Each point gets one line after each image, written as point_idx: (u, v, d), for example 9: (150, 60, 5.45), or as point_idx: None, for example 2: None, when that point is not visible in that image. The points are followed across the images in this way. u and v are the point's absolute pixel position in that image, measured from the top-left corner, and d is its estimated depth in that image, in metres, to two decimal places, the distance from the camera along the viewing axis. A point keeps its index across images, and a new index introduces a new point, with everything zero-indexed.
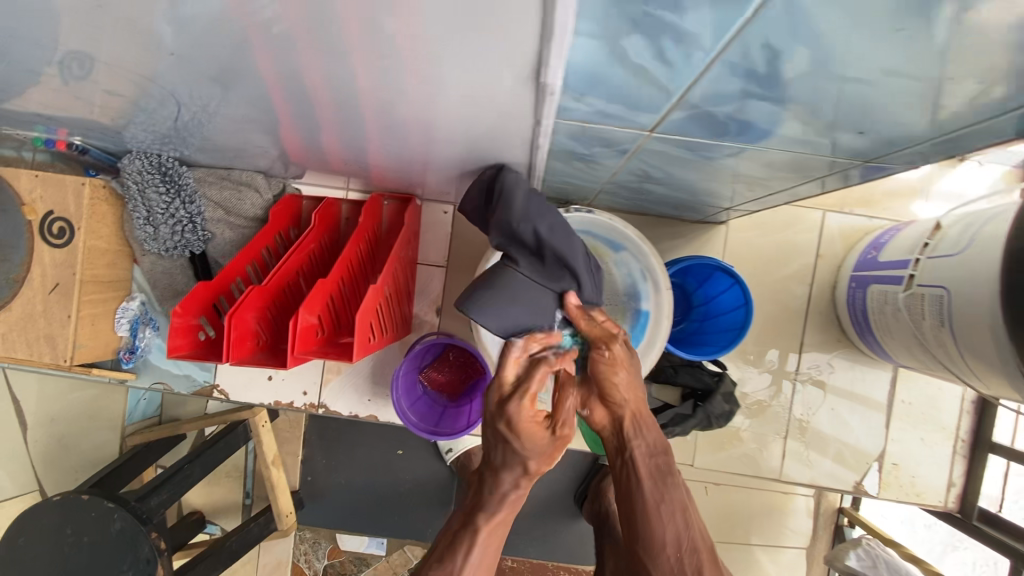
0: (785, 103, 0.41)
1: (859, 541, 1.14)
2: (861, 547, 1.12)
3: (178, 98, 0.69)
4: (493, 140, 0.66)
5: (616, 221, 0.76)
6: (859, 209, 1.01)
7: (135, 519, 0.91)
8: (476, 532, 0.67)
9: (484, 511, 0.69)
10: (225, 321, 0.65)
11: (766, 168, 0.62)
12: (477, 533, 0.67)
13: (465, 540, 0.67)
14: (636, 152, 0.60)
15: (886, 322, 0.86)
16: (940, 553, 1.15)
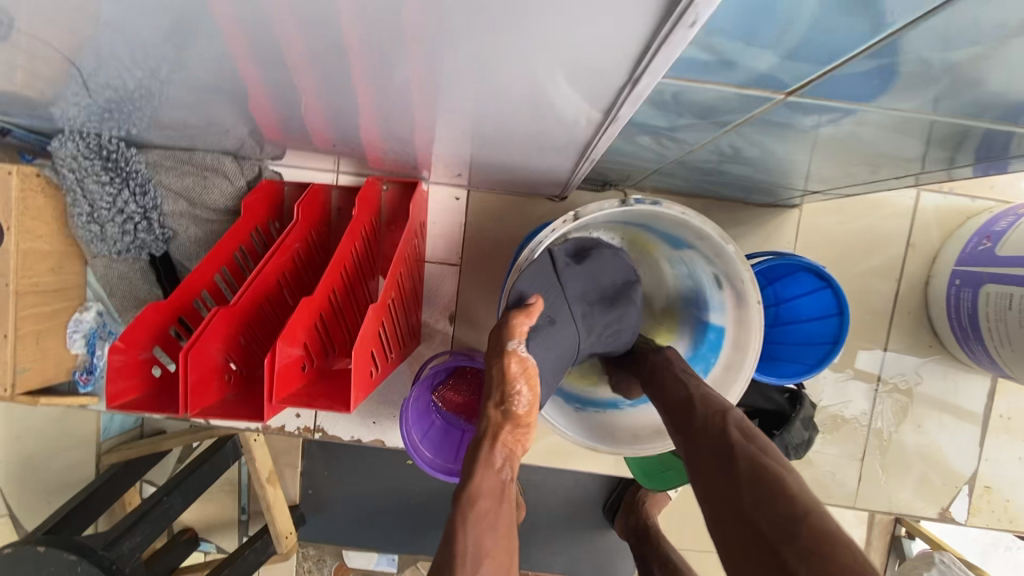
0: None
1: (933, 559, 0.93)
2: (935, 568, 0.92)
3: (105, 58, 0.50)
4: (536, 113, 0.48)
5: (693, 215, 0.56)
6: (960, 188, 0.84)
7: (101, 573, 0.77)
8: (483, 519, 0.49)
9: (485, 492, 0.50)
10: (179, 362, 0.49)
11: (915, 142, 0.45)
12: (483, 517, 0.49)
13: (469, 524, 0.48)
14: (743, 125, 0.43)
15: (1007, 331, 0.70)
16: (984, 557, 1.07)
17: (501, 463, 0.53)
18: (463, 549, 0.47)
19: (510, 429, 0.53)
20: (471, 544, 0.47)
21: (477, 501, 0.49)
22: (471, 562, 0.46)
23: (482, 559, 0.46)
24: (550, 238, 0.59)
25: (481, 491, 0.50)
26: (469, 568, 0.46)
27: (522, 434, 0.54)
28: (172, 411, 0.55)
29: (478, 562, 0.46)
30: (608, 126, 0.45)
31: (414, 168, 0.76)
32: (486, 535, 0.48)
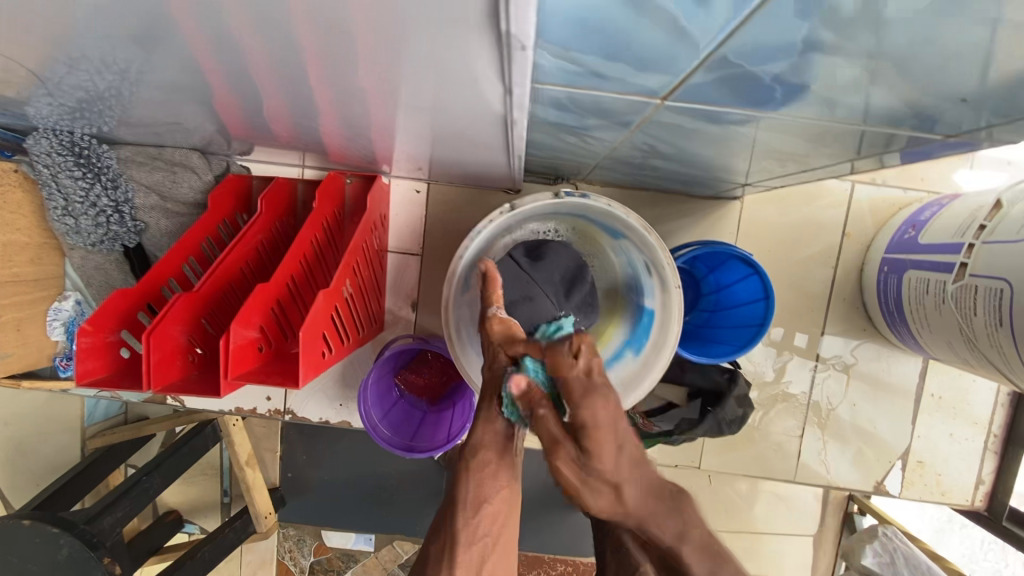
0: (862, 42, 0.28)
1: (875, 532, 0.96)
2: (878, 541, 0.95)
3: (70, 65, 0.55)
4: (466, 110, 0.53)
5: (617, 206, 0.62)
6: (893, 179, 0.89)
7: (83, 546, 0.82)
8: (485, 468, 0.48)
9: (485, 443, 0.49)
10: (141, 341, 0.54)
11: (805, 140, 0.49)
12: (488, 471, 0.48)
13: (470, 473, 0.47)
14: (642, 125, 0.47)
15: (925, 313, 0.75)
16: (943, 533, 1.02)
17: (501, 411, 0.52)
18: (463, 496, 0.47)
19: (501, 384, 0.54)
20: (472, 491, 0.47)
21: (478, 451, 0.48)
22: (472, 508, 0.46)
23: (483, 501, 0.47)
24: (488, 226, 0.65)
25: (481, 442, 0.48)
26: (470, 512, 0.46)
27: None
28: (134, 388, 0.59)
29: (478, 506, 0.47)
30: (512, 122, 0.49)
31: (372, 162, 0.80)
32: (489, 485, 0.48)
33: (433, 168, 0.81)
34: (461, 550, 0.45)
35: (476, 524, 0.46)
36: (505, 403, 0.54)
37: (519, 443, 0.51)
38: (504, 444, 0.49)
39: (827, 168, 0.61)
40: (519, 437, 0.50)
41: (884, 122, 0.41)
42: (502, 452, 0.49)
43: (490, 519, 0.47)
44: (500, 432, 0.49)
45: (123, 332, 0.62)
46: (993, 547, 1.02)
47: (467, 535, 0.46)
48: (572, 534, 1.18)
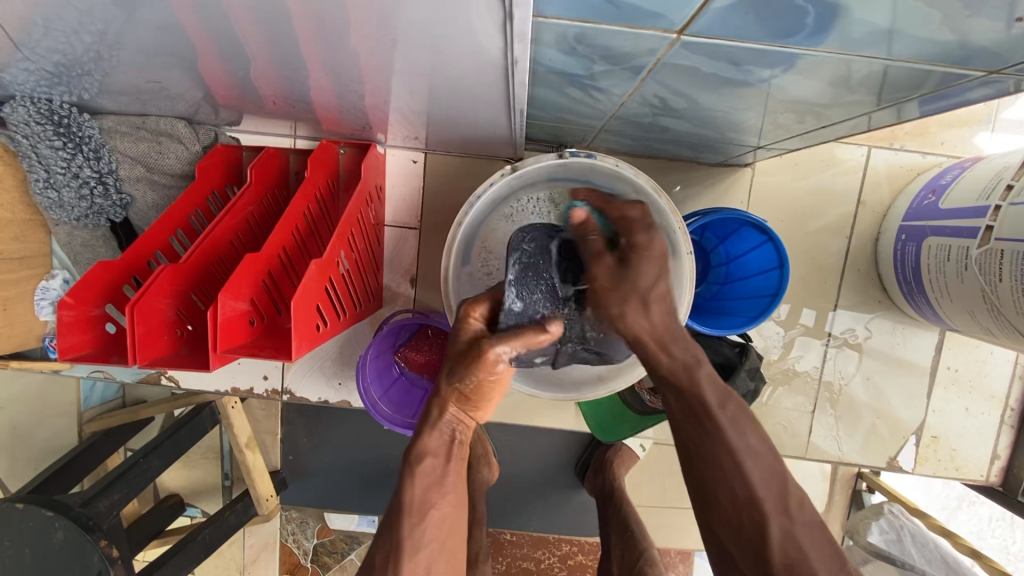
0: None
1: (881, 511, 0.93)
2: (884, 517, 0.92)
3: (41, 26, 0.51)
4: (464, 63, 0.49)
5: (626, 166, 0.61)
6: (911, 144, 0.85)
7: (78, 529, 0.80)
8: (429, 475, 0.56)
9: (432, 451, 0.57)
10: (125, 312, 0.52)
11: (833, 88, 0.46)
12: (432, 479, 0.56)
13: (414, 481, 0.56)
14: (655, 70, 0.44)
15: (945, 282, 0.72)
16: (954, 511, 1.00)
17: (448, 429, 0.58)
18: (408, 504, 0.55)
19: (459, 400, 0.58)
20: (416, 498, 0.55)
21: (424, 460, 0.56)
22: (417, 515, 0.55)
23: (427, 509, 0.55)
24: (488, 191, 0.62)
25: (429, 450, 0.57)
26: (414, 519, 0.55)
27: (473, 404, 0.59)
28: (120, 362, 0.57)
29: (423, 512, 0.55)
30: (514, 60, 0.45)
31: (366, 129, 0.76)
32: (433, 492, 0.56)
33: (431, 137, 0.77)
34: (406, 557, 0.54)
35: (421, 529, 0.55)
36: (457, 419, 0.59)
37: (462, 447, 0.59)
38: (450, 447, 0.58)
39: (848, 125, 0.58)
40: (463, 441, 0.59)
41: (924, 57, 0.38)
42: (448, 458, 0.57)
43: (434, 524, 0.55)
44: (446, 436, 0.58)
45: (108, 306, 0.60)
46: (1000, 522, 1.00)
47: (411, 542, 0.54)
48: (577, 514, 1.16)
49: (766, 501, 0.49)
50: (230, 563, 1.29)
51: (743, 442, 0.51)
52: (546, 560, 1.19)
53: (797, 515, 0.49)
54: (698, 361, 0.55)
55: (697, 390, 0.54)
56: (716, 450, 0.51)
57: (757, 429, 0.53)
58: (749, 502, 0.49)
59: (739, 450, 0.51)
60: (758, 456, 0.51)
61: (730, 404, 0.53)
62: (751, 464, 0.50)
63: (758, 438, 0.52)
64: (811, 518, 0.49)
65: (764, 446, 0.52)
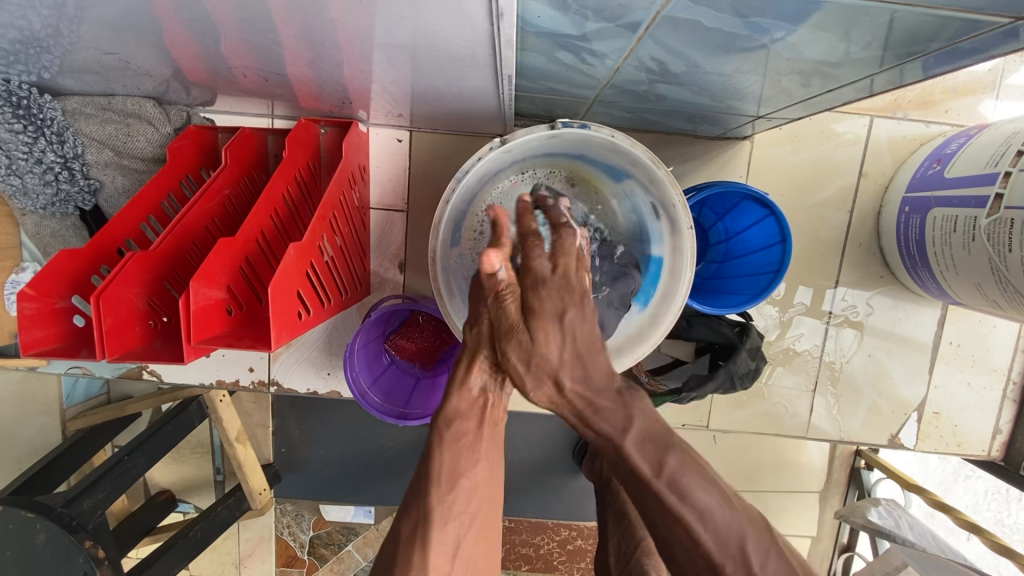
0: None
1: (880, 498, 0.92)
2: (883, 505, 0.90)
3: None
4: (447, 27, 0.45)
5: (622, 137, 0.57)
6: (914, 113, 0.82)
7: (61, 530, 0.78)
8: (462, 440, 0.53)
9: (462, 412, 0.54)
10: (90, 304, 0.48)
11: (847, 44, 0.43)
12: (464, 446, 0.53)
13: (446, 448, 0.53)
14: (654, 26, 0.41)
15: (950, 255, 0.70)
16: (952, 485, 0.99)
17: (477, 388, 0.55)
18: (439, 470, 0.52)
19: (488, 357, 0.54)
20: (447, 464, 0.52)
21: (455, 421, 0.53)
22: (447, 484, 0.52)
23: (458, 477, 0.52)
24: (475, 166, 0.59)
25: (459, 412, 0.54)
26: (445, 486, 0.52)
27: (501, 366, 0.55)
28: (88, 356, 0.54)
29: (453, 481, 0.52)
30: (502, 13, 0.41)
31: (346, 106, 0.73)
32: (463, 461, 0.53)
33: (415, 114, 0.74)
34: (437, 528, 0.50)
35: (452, 498, 0.51)
36: (487, 375, 0.55)
37: (494, 411, 0.56)
38: (480, 408, 0.54)
39: (855, 90, 0.55)
40: (494, 403, 0.56)
41: (946, 3, 0.35)
42: (479, 422, 0.55)
43: (465, 496, 0.52)
44: (478, 396, 0.54)
45: (75, 297, 0.56)
46: (995, 496, 0.99)
47: (441, 512, 0.50)
48: (575, 499, 1.14)
49: (726, 565, 0.46)
50: (225, 558, 1.27)
51: (690, 505, 0.47)
52: (545, 546, 1.18)
53: (758, 567, 0.45)
54: (631, 419, 0.50)
55: (628, 459, 0.49)
56: (663, 511, 0.48)
57: (711, 484, 0.47)
58: (705, 566, 0.46)
59: (686, 515, 0.46)
60: (711, 520, 0.46)
61: (677, 445, 0.48)
62: (704, 528, 0.46)
63: (710, 490, 0.47)
64: (778, 568, 0.45)
65: (715, 500, 0.47)
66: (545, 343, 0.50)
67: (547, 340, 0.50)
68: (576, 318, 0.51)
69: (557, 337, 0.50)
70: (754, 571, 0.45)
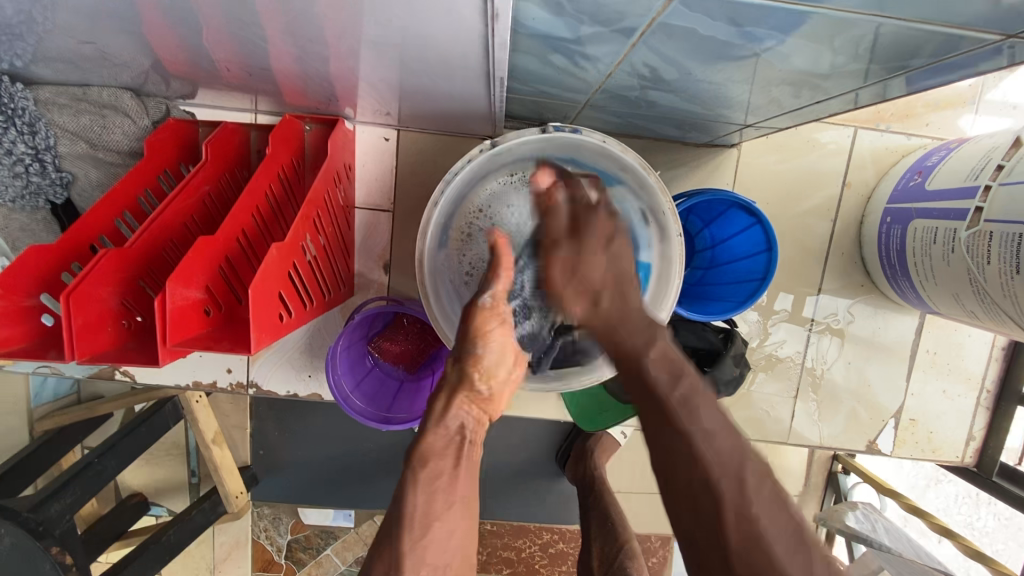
0: None
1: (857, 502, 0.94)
2: (860, 509, 0.92)
3: None
4: (439, 25, 0.44)
5: (613, 142, 0.57)
6: (897, 125, 0.84)
7: (29, 536, 0.75)
8: (437, 480, 0.52)
9: (437, 451, 0.53)
10: (61, 301, 0.46)
11: (837, 56, 0.43)
12: (439, 487, 0.52)
13: (421, 488, 0.52)
14: (649, 32, 0.40)
15: (930, 265, 0.71)
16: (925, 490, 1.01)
17: (455, 424, 0.55)
18: (412, 514, 0.51)
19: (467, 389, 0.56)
20: (419, 507, 0.51)
21: (430, 462, 0.53)
22: (420, 527, 0.51)
23: (431, 521, 0.51)
24: (467, 167, 0.59)
25: (434, 451, 0.53)
26: (418, 530, 0.51)
27: (480, 396, 0.57)
28: (58, 358, 0.52)
29: (427, 525, 0.51)
30: (497, 14, 0.40)
31: (332, 103, 0.71)
32: (437, 504, 0.52)
33: (403, 113, 0.73)
34: (410, 572, 0.50)
35: (425, 543, 0.51)
36: (463, 412, 0.56)
37: (470, 445, 0.56)
38: (457, 446, 0.55)
39: (843, 102, 0.56)
40: (470, 439, 0.56)
41: (938, 19, 0.35)
42: (456, 460, 0.54)
43: (439, 538, 0.51)
44: (453, 433, 0.55)
45: (44, 295, 0.54)
46: (965, 499, 1.00)
47: (414, 557, 0.50)
48: (558, 503, 1.14)
49: (722, 482, 0.43)
50: (199, 562, 1.24)
51: (697, 424, 0.45)
52: (527, 549, 1.17)
53: (755, 493, 0.42)
54: (653, 339, 0.51)
55: (647, 376, 0.48)
56: (670, 432, 0.45)
57: (719, 408, 0.46)
58: (702, 486, 0.43)
59: (696, 434, 0.44)
60: (715, 438, 0.44)
61: (683, 381, 0.48)
62: (708, 445, 0.44)
63: (720, 413, 0.46)
64: (771, 495, 0.43)
65: (723, 423, 0.45)
66: (592, 270, 0.54)
67: (591, 271, 0.54)
68: (622, 248, 0.55)
69: (590, 296, 0.54)
70: (764, 533, 0.41)
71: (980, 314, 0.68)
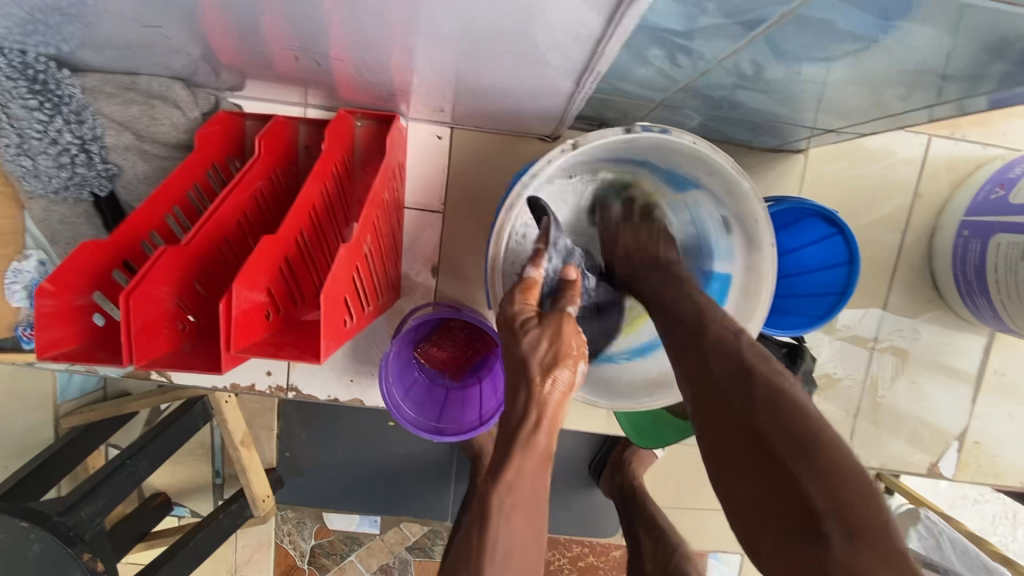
0: None
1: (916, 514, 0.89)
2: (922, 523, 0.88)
3: None
4: (535, 16, 0.41)
5: (704, 144, 0.52)
6: (974, 135, 0.80)
7: (59, 541, 0.72)
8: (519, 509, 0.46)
9: (526, 477, 0.46)
10: (121, 303, 0.43)
11: (974, 55, 0.39)
12: (520, 511, 0.46)
13: (502, 519, 0.45)
14: (775, 25, 0.37)
15: (1017, 283, 0.67)
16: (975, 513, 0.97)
17: (545, 443, 0.47)
18: (495, 546, 0.44)
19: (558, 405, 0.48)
20: (501, 540, 0.45)
21: (517, 491, 0.46)
22: (502, 559, 0.45)
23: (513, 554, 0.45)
24: (542, 168, 0.54)
25: (521, 476, 0.46)
26: (499, 564, 0.44)
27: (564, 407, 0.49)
28: (112, 362, 0.49)
29: (507, 558, 0.45)
30: (630, 7, 0.36)
31: (390, 98, 0.68)
32: (519, 530, 0.46)
33: (461, 108, 0.69)
34: None
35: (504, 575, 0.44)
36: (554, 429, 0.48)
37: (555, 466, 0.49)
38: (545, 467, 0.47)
39: (948, 107, 0.52)
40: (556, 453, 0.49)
41: None
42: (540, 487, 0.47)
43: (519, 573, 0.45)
44: (543, 454, 0.47)
45: (96, 293, 0.51)
46: (1002, 520, 0.96)
47: None
48: (591, 516, 1.10)
49: (763, 383, 0.41)
50: (221, 565, 1.21)
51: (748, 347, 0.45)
52: (557, 563, 1.14)
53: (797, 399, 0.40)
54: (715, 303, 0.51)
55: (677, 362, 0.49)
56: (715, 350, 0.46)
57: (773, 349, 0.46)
58: (742, 378, 0.42)
59: (741, 347, 0.45)
60: (767, 359, 0.44)
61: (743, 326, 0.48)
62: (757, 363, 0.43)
63: (771, 350, 0.45)
64: (815, 407, 0.40)
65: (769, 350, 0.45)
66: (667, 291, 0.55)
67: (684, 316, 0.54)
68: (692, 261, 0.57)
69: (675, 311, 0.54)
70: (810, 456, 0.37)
71: None
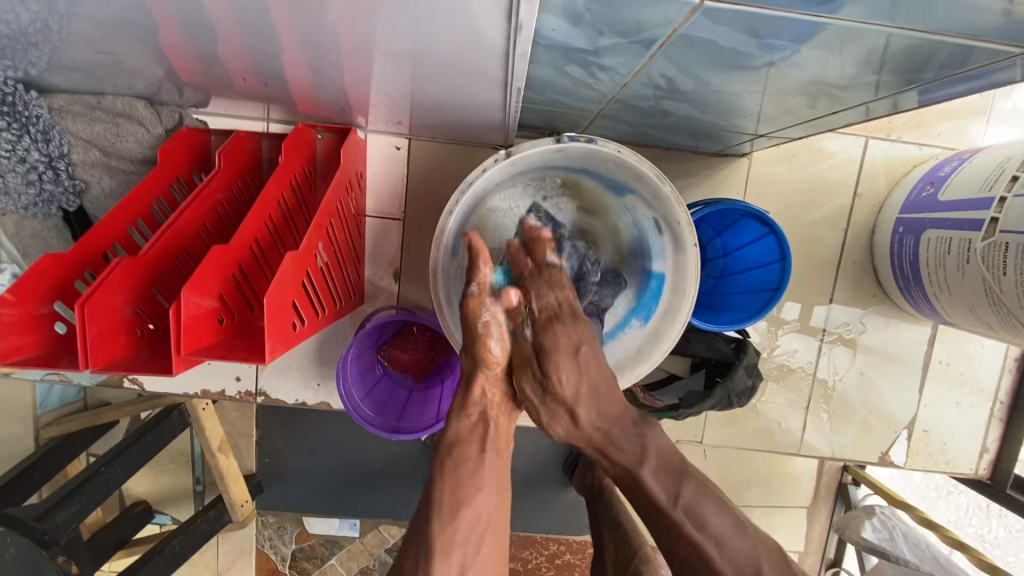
0: None
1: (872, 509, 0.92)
2: (877, 516, 0.90)
3: None
4: (457, 37, 0.44)
5: (628, 153, 0.56)
6: (909, 136, 0.84)
7: (33, 545, 0.74)
8: (462, 466, 0.58)
9: (466, 437, 0.59)
10: (77, 311, 0.46)
11: (856, 67, 0.43)
12: (464, 473, 0.57)
13: (447, 474, 0.57)
14: (668, 44, 0.40)
15: (945, 276, 0.71)
16: (933, 501, 1.00)
17: (478, 411, 0.60)
18: (440, 500, 0.56)
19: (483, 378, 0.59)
20: (447, 494, 0.56)
21: (457, 447, 0.58)
22: (448, 512, 0.55)
23: (460, 507, 0.56)
24: (481, 176, 0.57)
25: (461, 437, 0.59)
26: (446, 516, 0.55)
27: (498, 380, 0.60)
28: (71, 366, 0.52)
29: (455, 510, 0.55)
30: (517, 26, 0.40)
31: (346, 112, 0.71)
32: (465, 490, 0.57)
33: (415, 121, 0.72)
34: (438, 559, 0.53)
35: (452, 529, 0.55)
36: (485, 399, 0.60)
37: (495, 437, 0.60)
38: (481, 433, 0.59)
39: (858, 112, 0.56)
40: (496, 425, 0.61)
41: (960, 30, 0.35)
42: (480, 447, 0.59)
43: (467, 524, 0.55)
44: (478, 419, 0.59)
45: (58, 303, 0.54)
46: (976, 511, 0.98)
47: (443, 543, 0.54)
48: (564, 513, 1.13)
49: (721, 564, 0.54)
50: (203, 571, 1.23)
51: (707, 534, 0.55)
52: (533, 560, 1.16)
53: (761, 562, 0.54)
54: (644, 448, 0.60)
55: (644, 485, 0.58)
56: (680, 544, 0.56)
57: (722, 509, 0.57)
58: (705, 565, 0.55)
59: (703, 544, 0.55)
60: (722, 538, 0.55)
61: (681, 495, 0.57)
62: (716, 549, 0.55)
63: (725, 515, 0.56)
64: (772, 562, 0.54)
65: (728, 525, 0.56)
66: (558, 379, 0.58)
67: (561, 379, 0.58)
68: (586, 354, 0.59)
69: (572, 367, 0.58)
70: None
71: (997, 326, 0.67)
